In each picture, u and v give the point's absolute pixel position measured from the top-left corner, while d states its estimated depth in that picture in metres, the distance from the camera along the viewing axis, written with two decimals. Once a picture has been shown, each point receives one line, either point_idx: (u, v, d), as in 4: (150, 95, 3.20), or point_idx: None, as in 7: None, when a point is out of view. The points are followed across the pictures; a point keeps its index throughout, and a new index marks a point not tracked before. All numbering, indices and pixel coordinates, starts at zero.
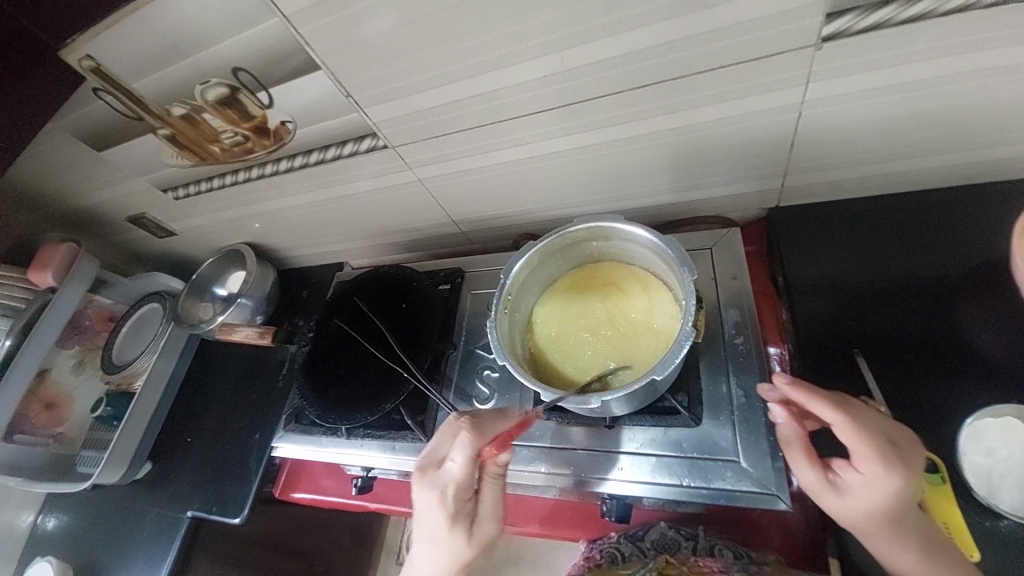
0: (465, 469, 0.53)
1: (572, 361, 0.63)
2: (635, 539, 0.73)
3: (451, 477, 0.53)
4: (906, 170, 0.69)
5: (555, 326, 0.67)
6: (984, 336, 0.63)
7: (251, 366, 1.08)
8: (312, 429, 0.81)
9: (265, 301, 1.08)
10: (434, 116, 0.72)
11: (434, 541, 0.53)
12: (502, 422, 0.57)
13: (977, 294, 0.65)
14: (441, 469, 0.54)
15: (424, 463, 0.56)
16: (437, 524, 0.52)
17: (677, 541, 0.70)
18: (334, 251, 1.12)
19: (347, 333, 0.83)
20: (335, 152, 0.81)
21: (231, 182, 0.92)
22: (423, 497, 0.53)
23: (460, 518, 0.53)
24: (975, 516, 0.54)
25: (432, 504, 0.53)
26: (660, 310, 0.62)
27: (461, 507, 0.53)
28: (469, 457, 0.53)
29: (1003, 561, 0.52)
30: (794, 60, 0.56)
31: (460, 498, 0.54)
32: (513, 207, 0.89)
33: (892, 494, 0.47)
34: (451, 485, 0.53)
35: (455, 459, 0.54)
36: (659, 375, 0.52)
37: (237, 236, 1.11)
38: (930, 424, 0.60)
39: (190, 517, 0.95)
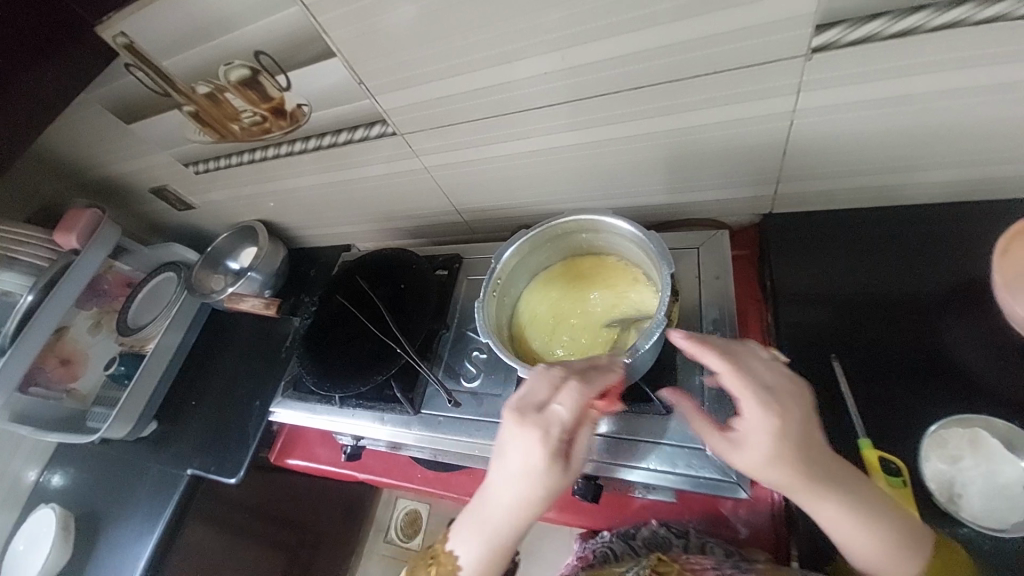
0: (574, 411, 0.51)
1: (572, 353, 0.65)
2: (628, 538, 0.74)
3: (557, 420, 0.51)
4: (897, 183, 0.70)
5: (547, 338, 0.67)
6: (961, 352, 0.64)
7: (256, 337, 1.12)
8: (308, 397, 0.85)
9: (274, 277, 1.13)
10: (442, 107, 0.76)
11: (524, 480, 0.51)
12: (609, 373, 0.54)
13: (959, 311, 0.67)
14: (544, 412, 0.52)
15: (521, 406, 0.53)
16: (535, 463, 0.50)
17: (669, 540, 0.70)
18: (341, 232, 1.16)
19: (346, 309, 0.87)
20: (347, 137, 0.85)
21: (249, 160, 0.96)
22: (523, 441, 0.51)
23: (557, 457, 0.51)
24: (934, 520, 0.56)
25: (531, 445, 0.50)
26: (638, 292, 0.66)
27: (560, 449, 0.51)
28: (580, 399, 0.51)
29: None
30: (785, 69, 0.59)
31: (562, 441, 0.51)
32: (514, 199, 0.93)
33: (779, 436, 0.48)
34: (553, 427, 0.51)
35: (564, 402, 0.51)
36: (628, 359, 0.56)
37: (251, 212, 1.16)
38: (900, 431, 0.62)
39: (190, 475, 0.99)
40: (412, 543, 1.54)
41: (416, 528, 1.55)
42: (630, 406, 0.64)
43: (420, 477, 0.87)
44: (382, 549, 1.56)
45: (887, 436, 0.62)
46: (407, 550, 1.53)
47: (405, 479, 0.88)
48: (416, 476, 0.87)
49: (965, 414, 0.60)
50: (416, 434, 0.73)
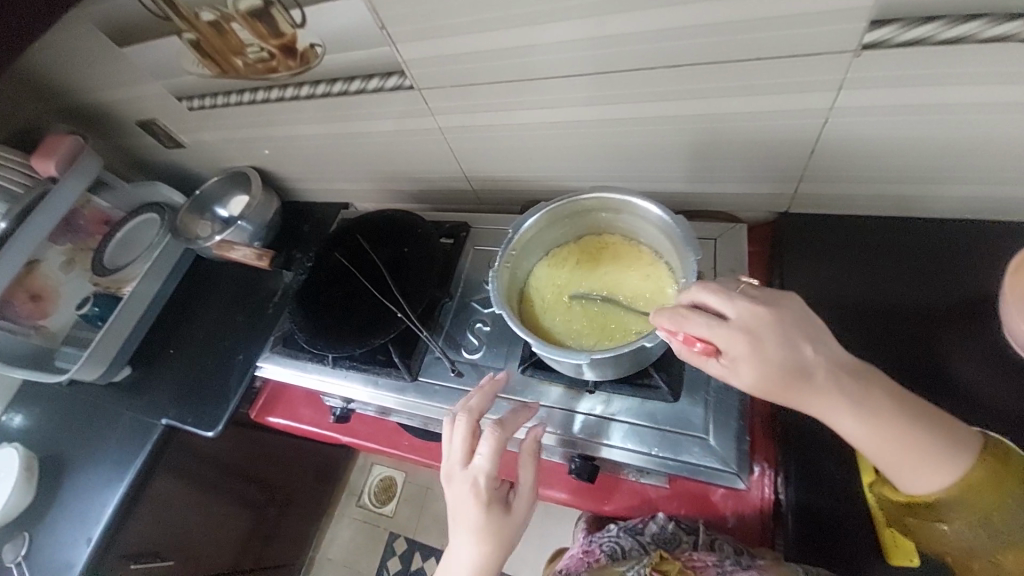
0: (494, 461, 0.57)
1: (588, 335, 0.64)
2: (636, 533, 0.72)
3: (480, 472, 0.57)
4: (918, 194, 0.70)
5: (562, 318, 0.66)
6: (958, 365, 0.65)
7: (242, 289, 1.08)
8: (298, 355, 0.81)
9: (265, 229, 1.07)
10: (466, 64, 0.71)
11: (472, 533, 0.56)
12: (521, 413, 0.61)
13: (963, 325, 0.68)
14: (469, 466, 0.57)
15: (451, 465, 0.59)
16: (474, 516, 0.55)
17: (678, 536, 0.69)
18: (340, 188, 1.11)
19: (345, 267, 0.83)
20: (359, 86, 0.79)
21: (250, 100, 0.90)
22: (457, 495, 0.57)
23: (494, 503, 0.56)
24: None
25: (468, 499, 0.56)
26: (654, 275, 0.65)
27: (496, 495, 0.57)
28: (494, 447, 0.57)
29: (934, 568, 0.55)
30: (831, 64, 0.57)
31: (493, 487, 0.57)
32: (527, 171, 0.89)
33: (758, 341, 0.50)
34: (480, 478, 0.56)
35: (483, 453, 0.57)
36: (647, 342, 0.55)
37: (245, 158, 1.09)
38: None
39: (165, 425, 0.96)
40: (385, 509, 1.54)
41: (390, 494, 1.55)
42: (636, 390, 0.63)
43: (406, 446, 0.86)
44: (354, 513, 1.56)
45: None
46: (379, 515, 1.54)
47: (391, 446, 0.87)
48: (403, 443, 0.86)
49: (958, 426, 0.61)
50: (411, 401, 0.72)
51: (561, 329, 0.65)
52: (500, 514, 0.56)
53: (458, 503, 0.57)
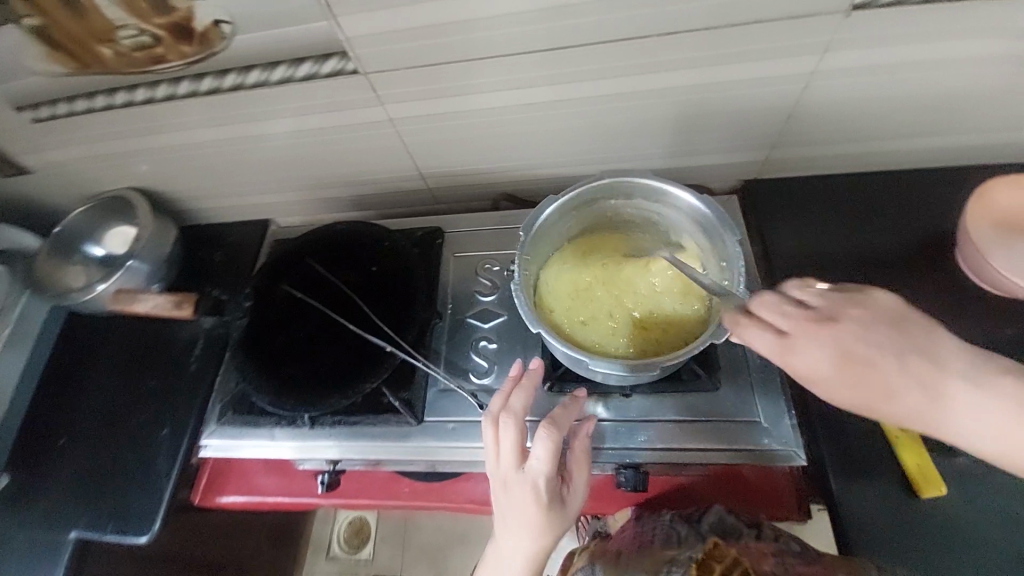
0: (552, 463, 0.51)
1: (633, 338, 0.58)
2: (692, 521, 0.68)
3: (539, 475, 0.51)
4: (875, 150, 0.74)
5: (598, 325, 0.58)
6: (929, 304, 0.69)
7: (145, 345, 0.84)
8: (259, 420, 0.65)
9: (164, 265, 0.84)
10: (428, 40, 0.60)
11: (531, 533, 0.51)
12: (571, 408, 0.55)
13: (925, 266, 0.72)
14: (525, 470, 0.51)
15: (499, 469, 0.52)
16: (534, 517, 0.51)
17: (740, 528, 0.65)
18: (258, 204, 0.91)
19: (301, 302, 0.68)
20: (285, 73, 0.64)
21: (124, 102, 0.69)
22: (514, 502, 0.51)
23: (554, 502, 0.51)
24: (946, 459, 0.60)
25: (527, 505, 0.50)
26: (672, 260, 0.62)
27: (554, 494, 0.52)
28: (552, 449, 0.51)
29: (967, 496, 0.58)
30: (820, 25, 0.56)
31: (552, 487, 0.52)
32: (494, 162, 0.80)
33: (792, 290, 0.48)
34: (540, 482, 0.51)
35: (539, 456, 0.51)
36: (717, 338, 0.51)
37: (121, 178, 0.85)
38: None
39: (77, 537, 0.72)
40: (361, 554, 1.38)
41: (364, 537, 1.40)
42: (679, 388, 0.60)
43: (407, 493, 0.73)
44: (325, 568, 1.37)
45: None
46: (356, 563, 1.37)
47: (389, 496, 0.74)
48: (404, 491, 0.73)
49: None
50: (420, 448, 0.61)
51: (601, 337, 0.58)
52: (560, 512, 0.52)
53: (514, 507, 0.51)
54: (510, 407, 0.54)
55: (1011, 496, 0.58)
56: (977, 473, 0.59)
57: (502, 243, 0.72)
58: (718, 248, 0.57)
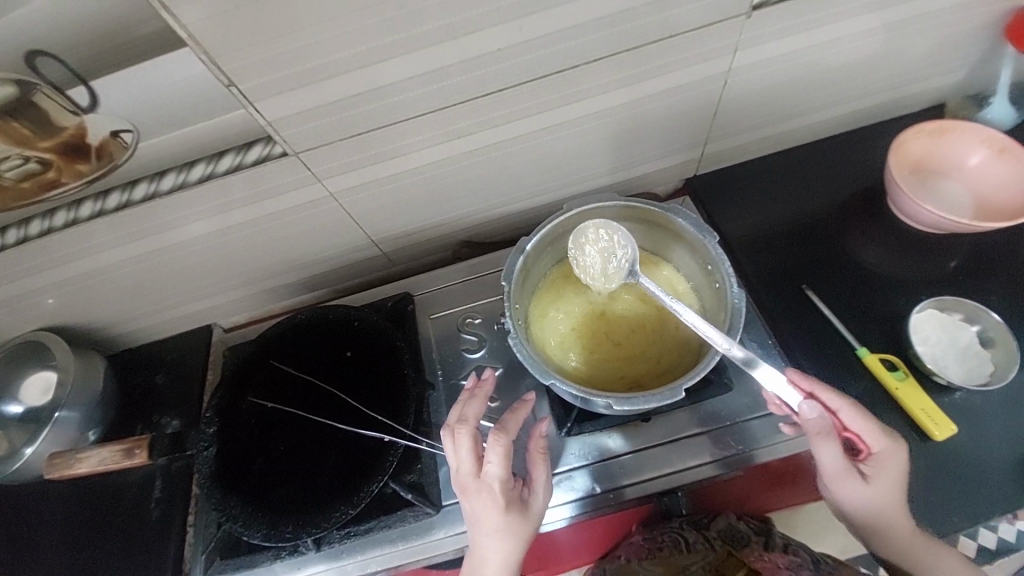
0: (508, 466, 0.49)
1: (647, 361, 0.57)
2: (700, 526, 0.68)
3: (495, 480, 0.49)
4: (794, 128, 0.80)
5: (610, 359, 0.58)
6: (879, 252, 0.74)
7: (90, 505, 0.71)
8: (256, 559, 0.57)
9: (100, 405, 0.74)
10: (356, 109, 0.57)
11: (494, 538, 0.50)
12: (522, 409, 0.52)
13: (866, 220, 0.77)
14: (481, 476, 0.49)
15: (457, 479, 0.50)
16: (494, 521, 0.49)
17: (747, 535, 0.69)
18: (196, 311, 0.82)
19: (278, 411, 0.61)
20: (204, 170, 0.58)
21: (17, 239, 0.61)
22: (473, 507, 0.49)
23: (512, 505, 0.50)
24: (944, 398, 0.63)
25: (486, 509, 0.49)
26: (657, 274, 0.62)
27: (512, 497, 0.50)
28: (506, 453, 0.48)
29: (971, 429, 0.61)
30: (728, 29, 0.60)
31: (509, 491, 0.50)
32: (445, 213, 0.77)
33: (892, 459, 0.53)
34: (495, 486, 0.49)
35: (494, 462, 0.49)
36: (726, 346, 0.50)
37: (24, 319, 0.74)
38: (886, 333, 0.68)
39: None
40: None
41: None
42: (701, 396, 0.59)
43: None
44: None
45: (879, 341, 0.67)
46: None
47: None
48: None
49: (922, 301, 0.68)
50: (449, 536, 0.56)
51: (616, 368, 0.57)
52: (521, 515, 0.50)
53: (473, 514, 0.50)
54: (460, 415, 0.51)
55: (1007, 416, 0.61)
56: (973, 404, 0.62)
57: (476, 294, 0.69)
58: (699, 253, 0.58)
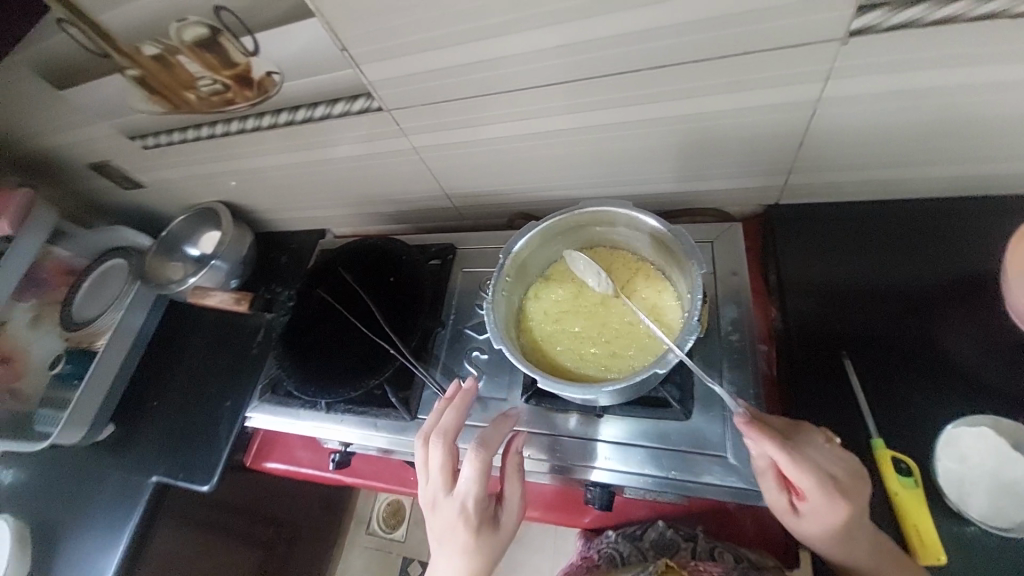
0: (481, 483, 0.54)
1: (608, 361, 0.58)
2: (634, 539, 0.75)
3: (467, 496, 0.54)
4: (909, 177, 0.69)
5: (574, 348, 0.60)
6: (955, 342, 0.63)
7: (222, 332, 1.01)
8: (289, 401, 0.78)
9: (241, 265, 1.02)
10: (435, 80, 0.67)
11: (462, 557, 0.52)
12: (500, 426, 0.58)
13: (953, 304, 0.66)
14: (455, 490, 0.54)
15: (431, 492, 0.55)
16: (464, 539, 0.52)
17: (676, 542, 0.71)
18: (315, 216, 1.06)
19: (332, 305, 0.79)
20: (325, 111, 0.75)
21: (207, 134, 0.86)
22: (444, 522, 0.54)
23: (484, 525, 0.53)
24: (948, 522, 0.56)
25: (456, 525, 0.53)
26: (659, 289, 0.62)
27: (484, 515, 0.54)
28: (482, 470, 0.53)
29: (969, 567, 0.53)
30: (817, 53, 0.55)
31: (482, 509, 0.54)
32: (510, 185, 0.86)
33: (842, 518, 0.49)
34: (468, 501, 0.53)
35: (468, 477, 0.54)
36: (663, 368, 0.51)
37: (211, 192, 1.04)
38: (912, 432, 0.61)
39: (156, 483, 0.91)
40: (396, 534, 1.52)
41: (399, 518, 1.53)
42: (648, 412, 0.60)
43: (414, 481, 0.82)
44: (365, 541, 1.54)
45: (898, 436, 0.61)
46: (392, 541, 1.51)
47: (398, 483, 0.82)
48: (411, 479, 0.82)
49: (973, 414, 0.59)
50: (413, 442, 0.69)
51: (576, 357, 0.60)
52: (491, 534, 0.54)
53: (446, 530, 0.53)
54: (440, 427, 0.58)
55: None
56: (987, 546, 0.54)
57: None
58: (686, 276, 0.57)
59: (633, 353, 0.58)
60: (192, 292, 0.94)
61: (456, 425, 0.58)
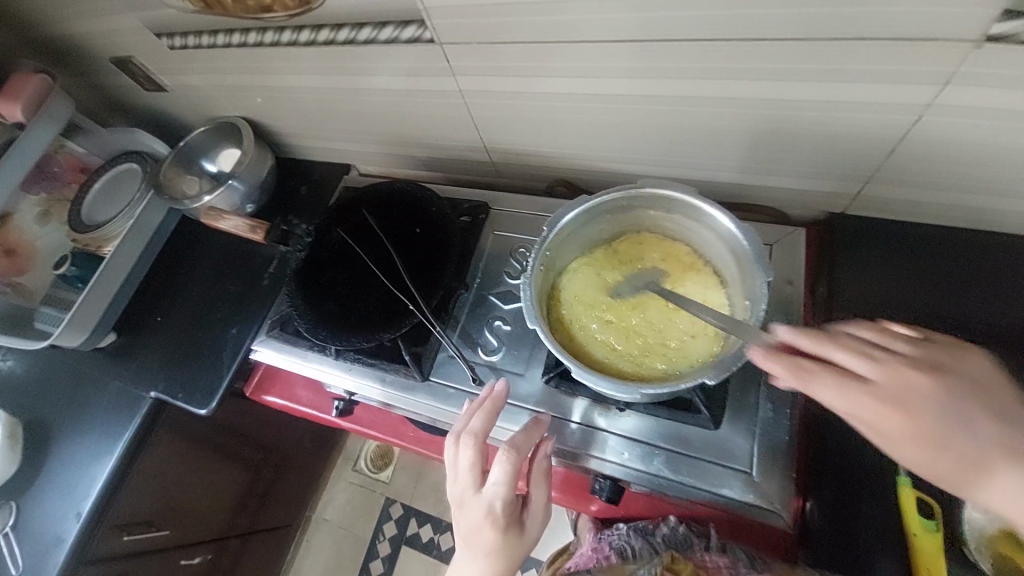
0: (509, 485, 0.53)
1: (645, 355, 0.55)
2: (645, 533, 0.74)
3: (495, 498, 0.53)
4: (998, 208, 0.62)
5: (610, 335, 0.57)
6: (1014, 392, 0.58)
7: (233, 256, 0.98)
8: (297, 341, 0.76)
9: (259, 190, 0.96)
10: (496, 18, 0.60)
11: (488, 555, 0.53)
12: (531, 430, 0.57)
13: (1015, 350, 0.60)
14: (483, 491, 0.54)
15: (458, 492, 0.55)
16: (490, 539, 0.53)
17: (688, 539, 0.70)
18: (342, 149, 1.00)
19: (350, 247, 0.75)
20: (370, 34, 0.68)
21: (238, 43, 0.78)
22: (470, 521, 0.54)
23: (511, 526, 0.54)
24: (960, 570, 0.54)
25: (482, 526, 0.53)
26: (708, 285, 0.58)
27: (512, 517, 0.54)
28: (512, 474, 0.53)
29: None
30: (942, 54, 0.47)
31: (509, 511, 0.54)
32: (555, 148, 0.79)
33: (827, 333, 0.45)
34: (496, 504, 0.53)
35: (497, 479, 0.54)
36: (712, 380, 0.48)
37: (235, 106, 0.97)
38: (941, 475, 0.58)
39: (154, 398, 0.90)
40: (382, 475, 1.55)
41: (387, 461, 1.56)
42: (673, 414, 0.57)
43: (411, 436, 0.80)
44: (351, 477, 1.57)
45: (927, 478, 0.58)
46: (376, 480, 1.54)
47: (394, 436, 0.81)
48: (407, 434, 0.80)
49: None
50: (420, 402, 0.67)
51: (610, 344, 0.56)
52: (518, 536, 0.54)
53: (472, 530, 0.54)
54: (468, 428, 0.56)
55: None
56: None
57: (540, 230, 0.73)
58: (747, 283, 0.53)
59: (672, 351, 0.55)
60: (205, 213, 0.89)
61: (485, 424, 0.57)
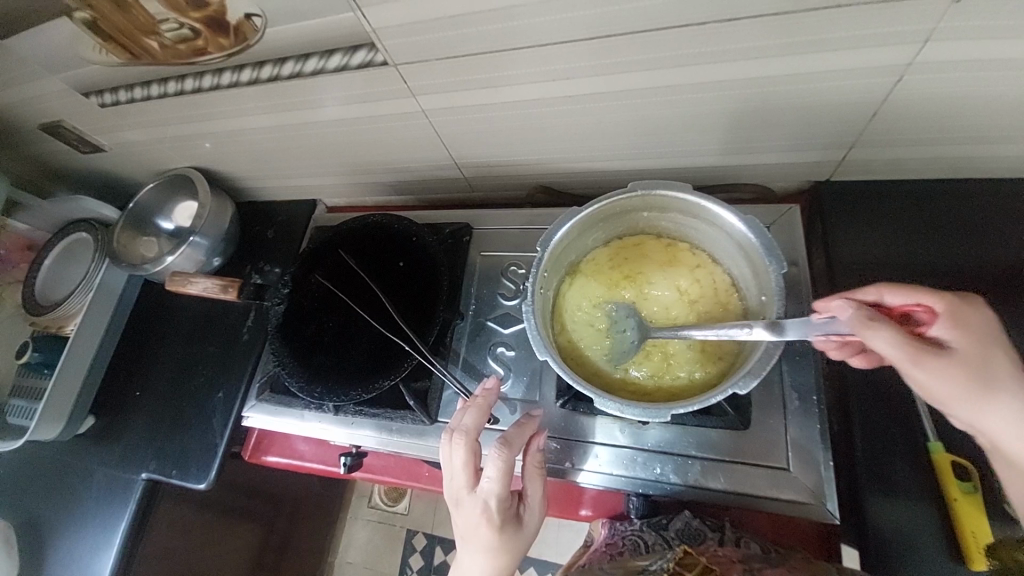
0: (505, 482, 0.49)
1: (666, 364, 0.55)
2: (659, 528, 0.65)
3: (489, 496, 0.49)
4: (983, 155, 0.61)
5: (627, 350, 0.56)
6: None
7: (207, 316, 0.92)
8: (292, 402, 0.72)
9: (223, 241, 0.91)
10: (448, 32, 0.56)
11: (484, 555, 0.49)
12: (526, 425, 0.53)
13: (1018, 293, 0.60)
14: (477, 489, 0.49)
15: (452, 491, 0.51)
16: (486, 539, 0.48)
17: (703, 531, 0.63)
18: (304, 185, 0.94)
19: (334, 291, 0.71)
20: (317, 65, 0.63)
21: (175, 91, 0.72)
22: (465, 519, 0.50)
23: (507, 523, 0.49)
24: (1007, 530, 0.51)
25: (477, 525, 0.49)
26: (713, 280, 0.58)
27: (507, 514, 0.49)
28: (505, 469, 0.49)
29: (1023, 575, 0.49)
30: (921, 11, 0.45)
31: (505, 508, 0.49)
32: (529, 155, 0.76)
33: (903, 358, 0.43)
34: (491, 502, 0.49)
35: (490, 476, 0.49)
36: (744, 391, 0.47)
37: (184, 157, 0.91)
38: None
39: (145, 480, 0.84)
40: (398, 507, 1.51)
41: (401, 492, 1.52)
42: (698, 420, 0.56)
43: (427, 476, 0.77)
44: (366, 514, 1.52)
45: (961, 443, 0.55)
46: (393, 513, 1.50)
47: (411, 479, 0.77)
48: (423, 475, 0.77)
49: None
50: (434, 446, 0.64)
51: (628, 360, 0.56)
52: (515, 533, 0.50)
53: (467, 531, 0.50)
54: (459, 425, 0.52)
55: None
56: None
57: (528, 244, 0.70)
58: (758, 275, 0.53)
59: (692, 356, 0.55)
60: (171, 278, 0.83)
61: (478, 421, 0.53)
